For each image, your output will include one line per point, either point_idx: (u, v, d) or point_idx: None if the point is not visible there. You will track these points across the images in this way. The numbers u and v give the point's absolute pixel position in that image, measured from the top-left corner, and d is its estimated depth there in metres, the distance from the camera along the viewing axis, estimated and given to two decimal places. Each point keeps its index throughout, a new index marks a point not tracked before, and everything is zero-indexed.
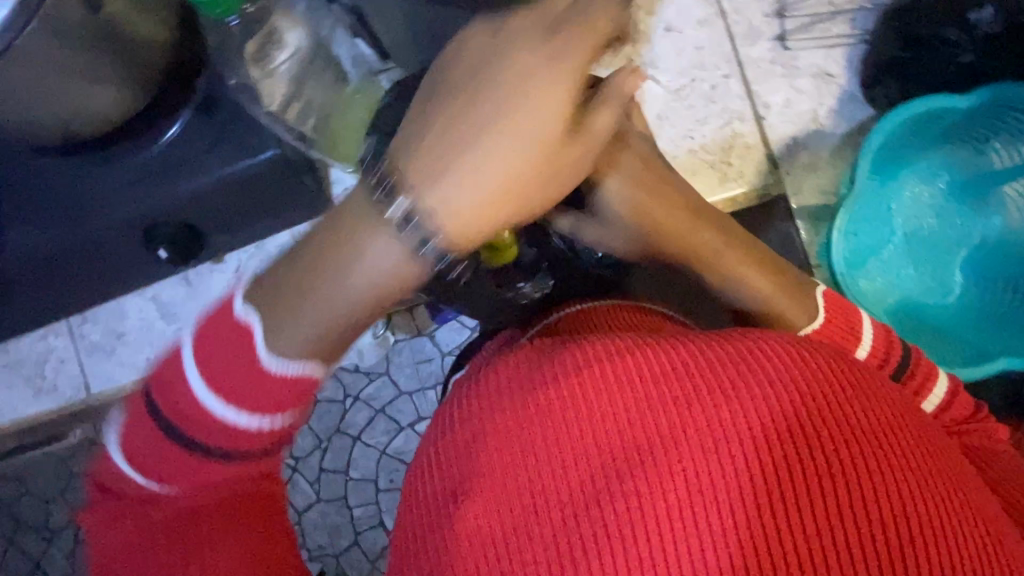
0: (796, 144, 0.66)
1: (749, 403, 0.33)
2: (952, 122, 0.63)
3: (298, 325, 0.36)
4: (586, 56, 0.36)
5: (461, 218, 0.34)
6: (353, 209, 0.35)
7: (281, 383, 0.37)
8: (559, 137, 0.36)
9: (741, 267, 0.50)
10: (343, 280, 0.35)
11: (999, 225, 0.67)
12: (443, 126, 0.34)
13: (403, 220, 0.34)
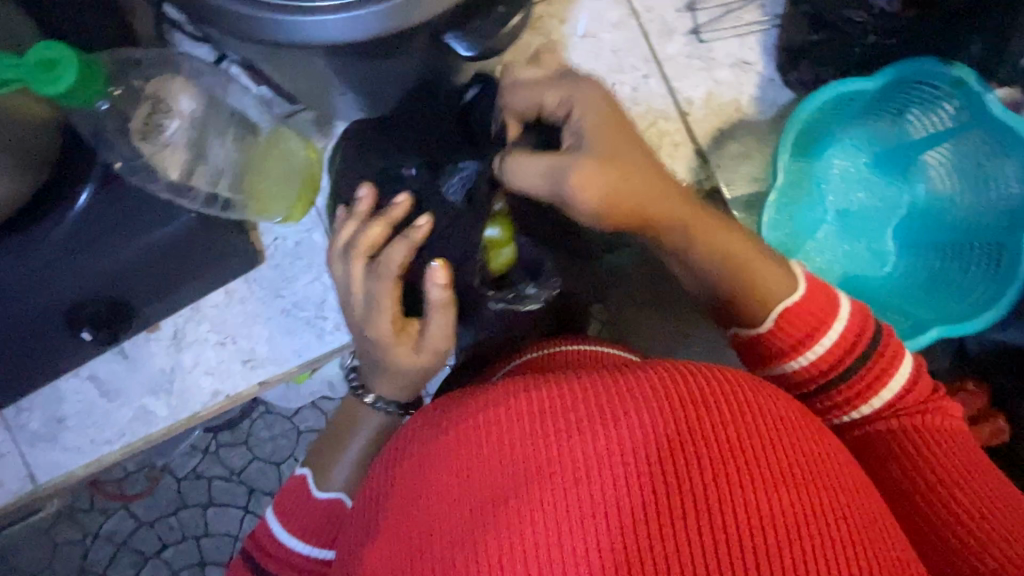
0: (721, 136, 0.66)
1: (631, 433, 0.32)
2: (858, 104, 0.65)
3: (334, 470, 0.54)
4: (404, 254, 0.48)
5: (400, 387, 0.54)
6: (341, 417, 0.57)
7: (320, 523, 0.50)
8: (410, 346, 0.50)
9: (730, 247, 0.49)
10: (344, 450, 0.56)
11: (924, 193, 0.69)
12: (365, 360, 0.53)
13: (371, 401, 0.56)
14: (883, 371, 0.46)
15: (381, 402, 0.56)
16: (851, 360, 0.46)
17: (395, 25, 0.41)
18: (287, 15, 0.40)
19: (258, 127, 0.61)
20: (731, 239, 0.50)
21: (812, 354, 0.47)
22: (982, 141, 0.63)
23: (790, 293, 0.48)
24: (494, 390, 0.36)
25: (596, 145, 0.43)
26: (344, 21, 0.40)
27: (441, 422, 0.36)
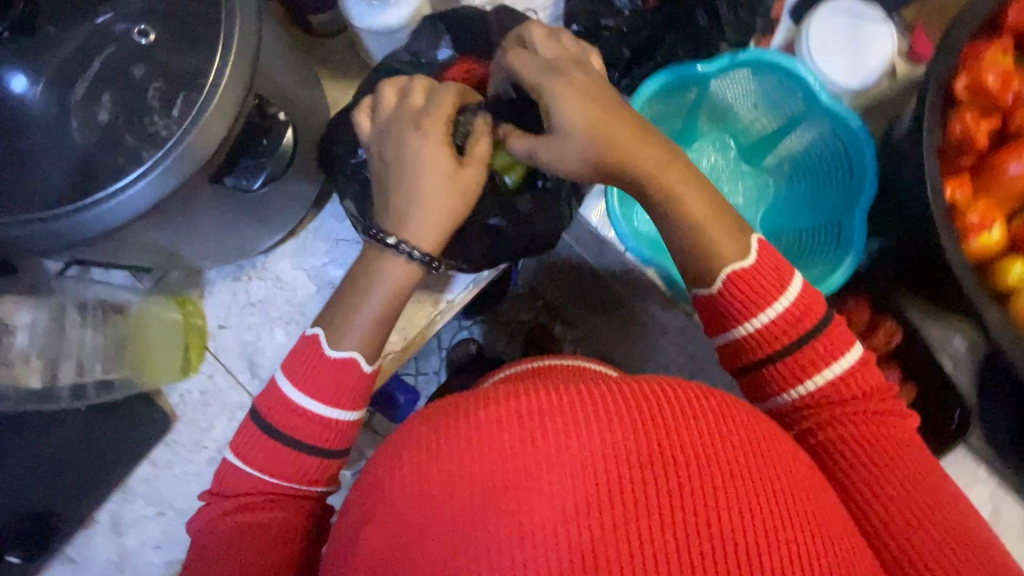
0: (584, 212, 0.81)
1: (591, 448, 0.34)
2: (662, 111, 0.67)
3: (347, 329, 0.53)
4: (451, 102, 0.54)
5: (426, 231, 0.52)
6: (360, 269, 0.54)
7: (347, 377, 0.52)
8: (453, 167, 0.52)
9: (679, 189, 0.51)
10: (361, 307, 0.53)
11: (787, 159, 0.70)
12: (391, 184, 0.53)
13: (392, 244, 0.52)
14: (828, 361, 0.48)
15: (404, 244, 0.52)
16: (794, 346, 0.48)
17: (166, 186, 0.46)
18: (88, 213, 0.48)
19: (125, 305, 0.65)
20: (684, 195, 0.51)
21: (764, 317, 0.48)
22: (796, 102, 0.65)
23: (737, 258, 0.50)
24: (481, 402, 0.38)
25: (554, 96, 0.50)
26: (129, 198, 0.47)
27: (441, 415, 0.38)
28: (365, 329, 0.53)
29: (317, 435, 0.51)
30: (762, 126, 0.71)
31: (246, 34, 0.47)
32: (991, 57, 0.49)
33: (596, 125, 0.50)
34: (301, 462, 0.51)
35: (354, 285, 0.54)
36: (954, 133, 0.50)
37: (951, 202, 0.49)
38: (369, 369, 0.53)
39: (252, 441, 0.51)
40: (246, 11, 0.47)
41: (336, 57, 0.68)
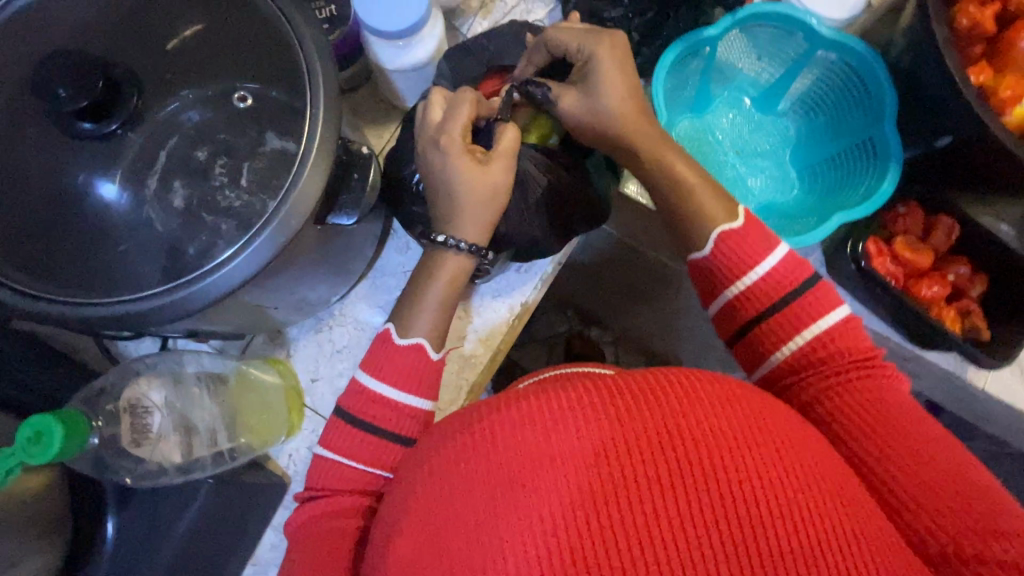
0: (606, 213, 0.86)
1: (578, 436, 0.39)
2: (675, 85, 0.72)
3: (415, 321, 0.58)
4: (471, 101, 0.57)
5: (473, 226, 0.58)
6: (422, 266, 0.60)
7: (419, 365, 0.57)
8: (483, 167, 0.56)
9: (673, 167, 0.61)
10: (422, 299, 0.59)
11: (797, 102, 0.76)
12: (433, 187, 0.57)
13: (443, 241, 0.58)
14: (813, 317, 0.55)
15: (452, 240, 0.58)
16: (775, 304, 0.56)
17: (283, 237, 0.48)
18: (192, 288, 0.49)
19: (225, 374, 0.66)
20: (680, 168, 0.61)
21: (753, 274, 0.57)
22: (794, 48, 0.70)
23: (726, 220, 0.59)
24: (493, 405, 0.44)
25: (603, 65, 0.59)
26: (240, 264, 0.48)
27: (480, 413, 0.44)
28: (433, 318, 0.59)
29: (402, 424, 0.56)
30: (767, 75, 0.76)
31: (329, 82, 0.50)
32: None
33: (624, 94, 0.60)
34: (387, 450, 0.56)
35: (419, 281, 0.59)
36: (962, 25, 0.54)
37: (978, 86, 0.53)
38: (436, 357, 0.58)
39: (342, 436, 0.56)
40: (320, 65, 0.50)
41: (363, 109, 0.73)
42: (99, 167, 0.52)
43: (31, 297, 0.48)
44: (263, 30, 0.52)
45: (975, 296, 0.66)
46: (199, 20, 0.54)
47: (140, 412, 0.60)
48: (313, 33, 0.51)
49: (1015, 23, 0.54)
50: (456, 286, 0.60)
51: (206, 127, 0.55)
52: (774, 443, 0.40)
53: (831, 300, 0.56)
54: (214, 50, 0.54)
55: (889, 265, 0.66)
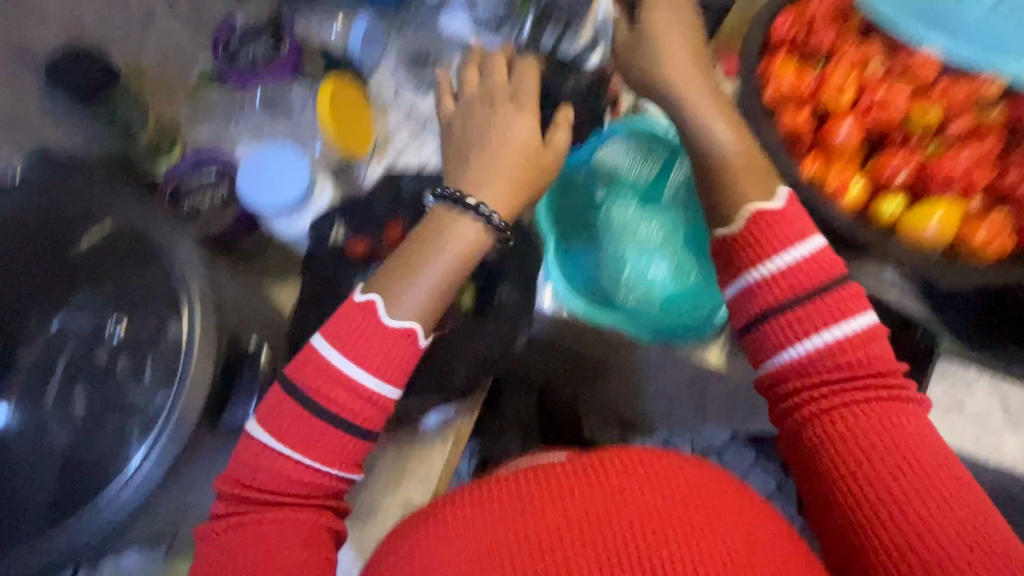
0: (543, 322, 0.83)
1: (497, 531, 0.42)
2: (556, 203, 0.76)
3: (417, 293, 0.54)
4: (534, 77, 0.63)
5: (500, 199, 0.57)
6: (430, 229, 0.56)
7: (400, 352, 0.54)
8: (532, 126, 0.60)
9: (730, 142, 0.55)
10: (423, 270, 0.55)
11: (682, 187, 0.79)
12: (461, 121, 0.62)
13: (472, 205, 0.56)
14: (843, 314, 0.51)
15: (484, 208, 0.56)
16: (799, 299, 0.52)
17: (183, 438, 0.49)
18: (97, 512, 0.49)
19: None
20: (727, 142, 0.55)
21: (783, 258, 0.52)
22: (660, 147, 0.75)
23: (764, 198, 0.54)
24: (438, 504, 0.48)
25: (653, 22, 0.58)
26: (147, 475, 0.48)
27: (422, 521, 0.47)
28: (433, 300, 0.55)
29: (360, 412, 0.53)
30: (645, 174, 0.80)
31: (199, 281, 0.51)
32: (780, 68, 0.60)
33: (682, 14, 0.59)
34: (340, 445, 0.53)
35: (427, 247, 0.55)
36: (783, 130, 0.60)
37: (809, 179, 0.58)
38: (423, 343, 0.55)
39: (289, 426, 0.52)
40: (188, 262, 0.52)
41: (270, 264, 0.73)
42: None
43: None
44: (143, 229, 0.54)
45: None
46: (87, 232, 0.55)
47: None
48: (182, 239, 0.53)
49: (830, 118, 0.60)
50: (467, 262, 0.56)
51: (99, 329, 0.54)
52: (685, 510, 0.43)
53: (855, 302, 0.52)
54: (107, 256, 0.55)
55: None
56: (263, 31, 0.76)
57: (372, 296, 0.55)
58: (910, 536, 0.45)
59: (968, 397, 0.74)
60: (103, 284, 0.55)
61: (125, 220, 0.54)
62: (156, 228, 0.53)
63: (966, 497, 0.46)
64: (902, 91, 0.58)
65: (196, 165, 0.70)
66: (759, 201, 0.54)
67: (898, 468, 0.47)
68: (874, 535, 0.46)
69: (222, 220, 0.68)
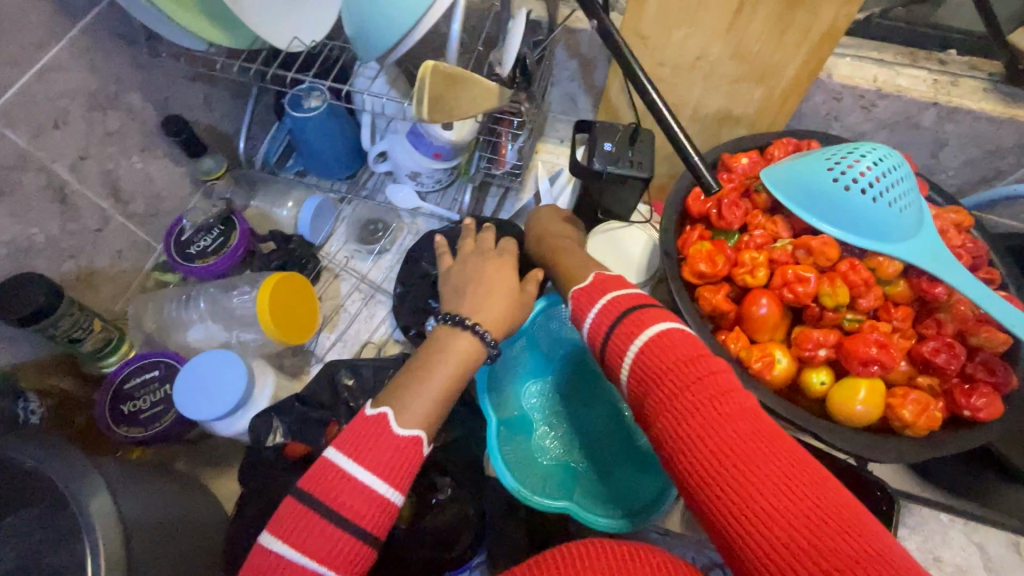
0: None
1: None
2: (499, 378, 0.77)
3: (416, 402, 0.53)
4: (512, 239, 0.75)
5: (494, 320, 0.61)
6: (434, 346, 0.58)
7: (406, 457, 0.49)
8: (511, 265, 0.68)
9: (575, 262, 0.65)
10: (424, 384, 0.54)
11: None
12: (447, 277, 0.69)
13: (470, 325, 0.59)
14: (636, 330, 0.49)
15: (479, 327, 0.59)
16: (620, 318, 0.51)
17: None
18: None
19: None
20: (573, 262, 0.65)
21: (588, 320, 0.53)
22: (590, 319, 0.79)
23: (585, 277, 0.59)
24: None
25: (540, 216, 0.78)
26: None
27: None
28: (431, 410, 0.53)
29: (373, 519, 0.47)
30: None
31: (108, 529, 0.49)
32: (697, 247, 0.64)
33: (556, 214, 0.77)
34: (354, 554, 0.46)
35: (425, 361, 0.56)
36: (705, 307, 0.62)
37: (733, 357, 0.59)
38: (428, 451, 0.52)
39: (303, 532, 0.46)
40: (102, 508, 0.49)
41: (214, 451, 0.74)
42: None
43: None
44: (52, 469, 0.51)
45: None
46: (14, 461, 0.52)
47: None
48: (93, 478, 0.51)
49: (749, 293, 0.62)
50: (465, 377, 0.57)
51: None
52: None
53: (652, 320, 0.49)
54: (22, 491, 0.52)
55: None
56: (214, 225, 0.80)
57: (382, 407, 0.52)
58: (784, 555, 0.36)
59: (945, 549, 0.70)
60: (23, 515, 0.52)
61: (41, 467, 0.51)
62: (69, 470, 0.51)
63: (835, 505, 0.38)
64: (810, 268, 0.61)
65: (142, 363, 0.71)
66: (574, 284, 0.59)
67: (759, 467, 0.39)
68: (753, 556, 0.38)
69: (160, 422, 0.68)
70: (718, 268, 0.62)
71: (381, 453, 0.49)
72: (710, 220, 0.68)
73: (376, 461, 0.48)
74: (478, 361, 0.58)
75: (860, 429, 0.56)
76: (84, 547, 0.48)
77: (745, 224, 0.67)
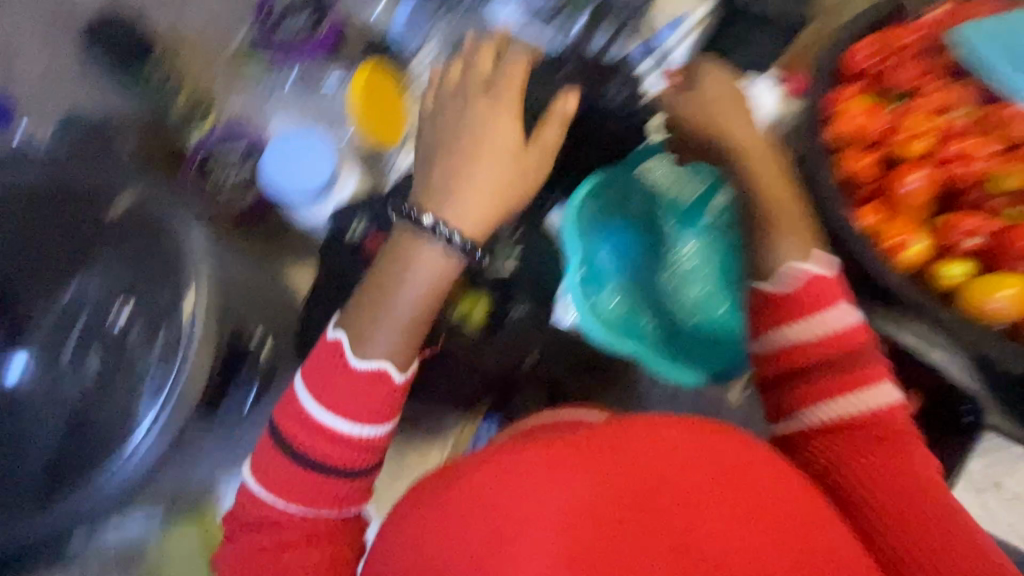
0: None
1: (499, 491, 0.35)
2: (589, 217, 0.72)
3: (380, 330, 0.46)
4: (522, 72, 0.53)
5: (469, 212, 0.47)
6: (398, 253, 0.47)
7: (370, 396, 0.45)
8: (512, 130, 0.50)
9: (773, 189, 0.51)
10: (398, 295, 0.47)
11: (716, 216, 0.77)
12: (429, 131, 0.52)
13: (430, 225, 0.46)
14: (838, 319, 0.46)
15: (442, 228, 0.46)
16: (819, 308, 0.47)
17: (176, 424, 0.50)
18: (102, 478, 0.50)
19: (144, 543, 0.69)
20: (762, 178, 0.52)
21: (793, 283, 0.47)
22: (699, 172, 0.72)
23: (820, 264, 0.48)
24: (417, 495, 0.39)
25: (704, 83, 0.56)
26: (140, 453, 0.50)
27: (441, 477, 0.40)
28: (395, 329, 0.46)
29: (352, 460, 0.45)
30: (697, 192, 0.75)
31: (204, 258, 0.52)
32: (851, 102, 0.56)
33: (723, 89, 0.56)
34: (331, 487, 0.45)
35: (399, 263, 0.47)
36: (843, 172, 0.55)
37: (865, 230, 0.53)
38: (400, 381, 0.47)
39: (278, 473, 0.46)
40: (197, 238, 0.52)
41: (289, 243, 0.73)
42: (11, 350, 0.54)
43: None
44: (153, 203, 0.53)
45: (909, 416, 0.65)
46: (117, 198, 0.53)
47: None
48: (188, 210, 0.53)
49: (899, 166, 0.55)
50: (434, 293, 0.47)
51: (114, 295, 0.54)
52: (757, 488, 0.37)
53: (876, 376, 0.46)
54: (122, 236, 0.53)
55: None
56: (304, 6, 0.74)
57: (341, 332, 0.47)
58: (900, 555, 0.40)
59: (1007, 476, 0.69)
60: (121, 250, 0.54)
61: (142, 198, 0.53)
62: (168, 204, 0.53)
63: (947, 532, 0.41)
64: (984, 146, 0.53)
65: (224, 136, 0.69)
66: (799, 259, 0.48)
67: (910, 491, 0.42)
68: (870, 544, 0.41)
69: (244, 196, 0.68)
70: (875, 126, 0.55)
71: (342, 389, 0.45)
72: (874, 78, 0.57)
73: (339, 399, 0.45)
74: (451, 273, 0.48)
75: (997, 329, 0.50)
76: (185, 282, 0.51)
77: (912, 90, 0.57)
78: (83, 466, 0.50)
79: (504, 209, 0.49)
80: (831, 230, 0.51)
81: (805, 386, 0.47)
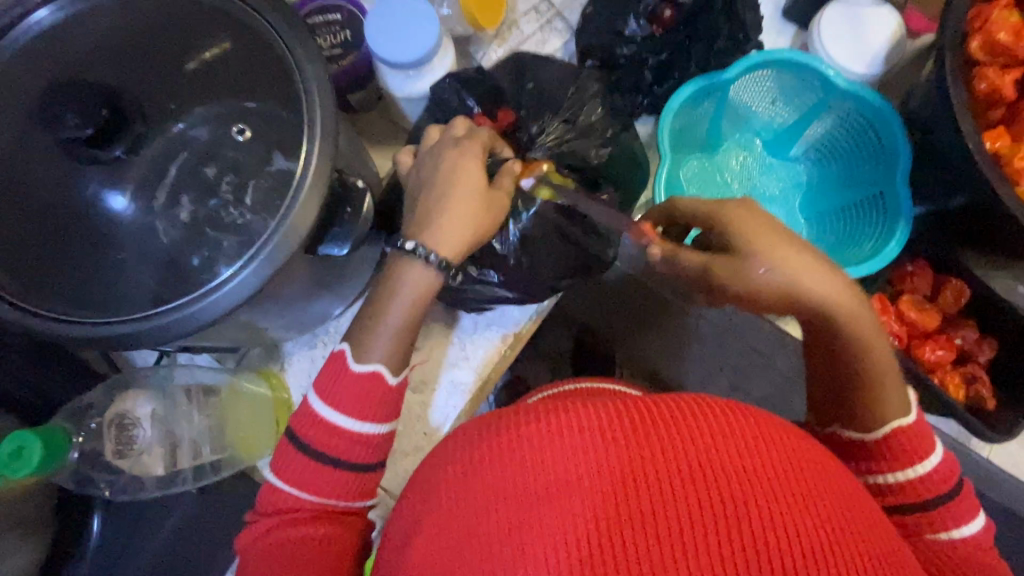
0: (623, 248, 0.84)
1: (573, 450, 0.36)
2: (683, 127, 0.73)
3: (372, 341, 0.53)
4: (487, 133, 0.57)
5: (452, 241, 0.52)
6: (386, 279, 0.54)
7: (371, 394, 0.53)
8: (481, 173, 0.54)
9: (863, 343, 0.50)
10: (387, 313, 0.53)
11: (811, 145, 0.77)
12: (409, 187, 0.56)
13: (411, 249, 0.52)
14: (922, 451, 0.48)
15: (423, 250, 0.52)
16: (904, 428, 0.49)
17: (276, 262, 0.48)
18: (189, 308, 0.48)
19: (217, 385, 0.66)
20: (858, 330, 0.50)
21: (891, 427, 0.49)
22: (805, 98, 0.72)
23: (900, 415, 0.50)
24: (493, 422, 0.41)
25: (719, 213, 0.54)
26: (235, 286, 0.48)
27: (478, 433, 0.41)
28: (392, 339, 0.54)
29: (348, 451, 0.52)
30: (781, 119, 0.77)
31: (324, 97, 0.50)
32: (999, 14, 0.52)
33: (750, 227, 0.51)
34: (339, 480, 0.53)
35: (386, 291, 0.54)
36: (980, 88, 0.53)
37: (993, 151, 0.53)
38: (395, 383, 0.54)
39: (296, 463, 0.53)
40: (317, 76, 0.50)
41: (373, 131, 0.73)
42: (112, 176, 0.48)
43: (37, 311, 0.48)
44: (278, 36, 0.51)
45: (984, 362, 0.65)
46: (229, 35, 0.51)
47: (127, 424, 0.61)
48: (309, 44, 0.51)
49: None
50: (421, 308, 0.54)
51: (218, 142, 0.50)
52: (798, 480, 0.36)
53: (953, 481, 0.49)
54: (231, 70, 0.51)
55: (894, 324, 0.66)
56: None
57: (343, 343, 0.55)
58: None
59: None
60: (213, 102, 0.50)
61: (265, 21, 0.51)
62: (292, 35, 0.50)
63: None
64: None
65: (323, 5, 0.68)
66: (894, 416, 0.50)
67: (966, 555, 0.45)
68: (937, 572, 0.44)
69: (336, 64, 0.67)
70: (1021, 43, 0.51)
71: (348, 388, 0.52)
72: None
73: (347, 399, 0.52)
74: (432, 292, 0.54)
75: None
76: (301, 126, 0.50)
77: None
78: (170, 298, 0.49)
79: (479, 234, 0.54)
80: (866, 354, 0.50)
81: (875, 478, 0.49)
